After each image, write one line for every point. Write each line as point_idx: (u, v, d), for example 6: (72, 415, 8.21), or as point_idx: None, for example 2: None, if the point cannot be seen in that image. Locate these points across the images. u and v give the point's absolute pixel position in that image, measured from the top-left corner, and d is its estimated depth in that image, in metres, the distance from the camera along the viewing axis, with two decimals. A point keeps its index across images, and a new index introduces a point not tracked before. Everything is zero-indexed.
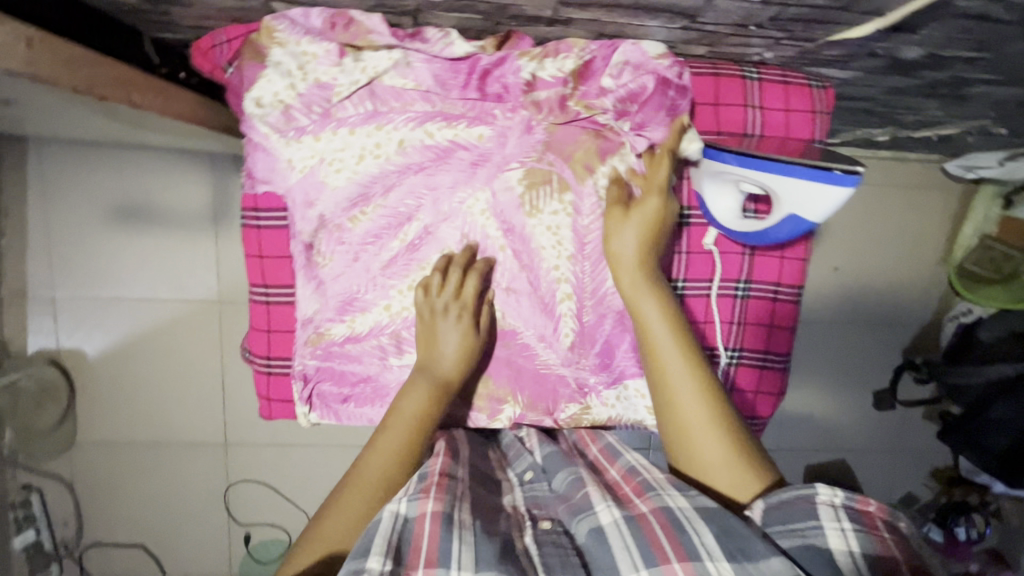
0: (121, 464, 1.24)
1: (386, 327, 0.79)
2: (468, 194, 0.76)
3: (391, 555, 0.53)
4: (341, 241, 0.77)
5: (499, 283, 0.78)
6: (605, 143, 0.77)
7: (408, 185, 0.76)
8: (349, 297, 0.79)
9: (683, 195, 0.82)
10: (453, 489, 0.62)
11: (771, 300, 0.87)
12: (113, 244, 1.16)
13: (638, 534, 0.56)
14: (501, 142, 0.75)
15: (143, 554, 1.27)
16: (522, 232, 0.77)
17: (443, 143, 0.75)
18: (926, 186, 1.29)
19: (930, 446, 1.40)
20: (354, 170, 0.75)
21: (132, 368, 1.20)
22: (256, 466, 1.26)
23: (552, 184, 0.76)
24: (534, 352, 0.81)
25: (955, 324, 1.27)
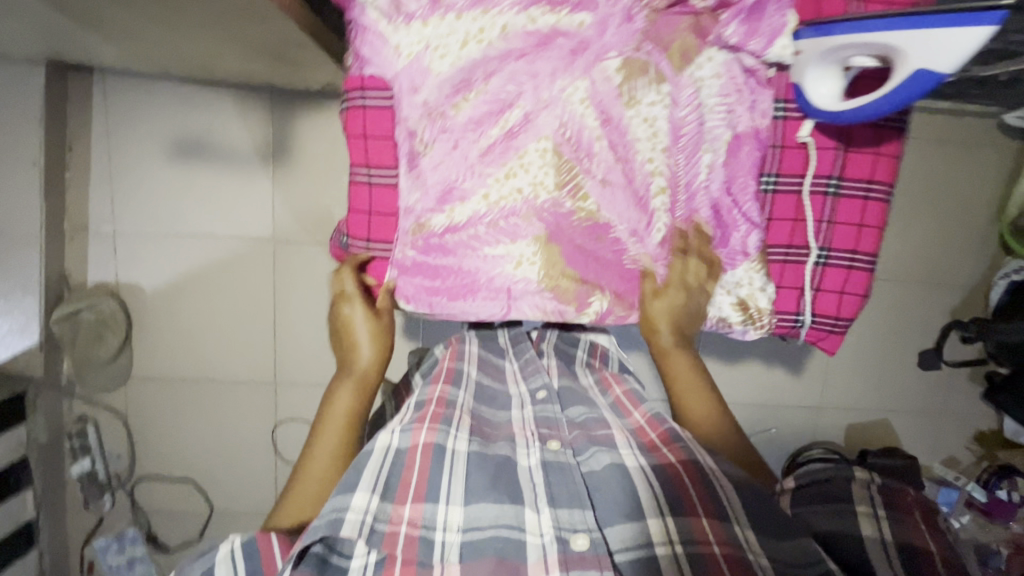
0: (171, 399, 1.25)
1: (484, 218, 0.74)
2: (567, 83, 0.71)
3: (380, 490, 0.63)
4: (443, 130, 0.72)
5: (592, 173, 0.74)
6: (700, 32, 0.74)
7: (509, 71, 0.70)
8: (449, 187, 0.73)
9: (778, 87, 0.79)
10: (446, 420, 0.72)
11: (862, 199, 0.83)
12: (174, 178, 1.18)
13: (663, 481, 0.66)
14: (602, 30, 0.70)
15: (192, 489, 1.29)
16: (620, 123, 0.73)
17: (545, 30, 0.69)
18: (984, 141, 1.26)
19: (975, 410, 1.39)
20: (458, 56, 0.69)
21: (187, 303, 1.22)
22: (304, 405, 1.28)
23: (649, 76, 0.72)
24: (625, 248, 0.78)
25: (1006, 281, 1.25)
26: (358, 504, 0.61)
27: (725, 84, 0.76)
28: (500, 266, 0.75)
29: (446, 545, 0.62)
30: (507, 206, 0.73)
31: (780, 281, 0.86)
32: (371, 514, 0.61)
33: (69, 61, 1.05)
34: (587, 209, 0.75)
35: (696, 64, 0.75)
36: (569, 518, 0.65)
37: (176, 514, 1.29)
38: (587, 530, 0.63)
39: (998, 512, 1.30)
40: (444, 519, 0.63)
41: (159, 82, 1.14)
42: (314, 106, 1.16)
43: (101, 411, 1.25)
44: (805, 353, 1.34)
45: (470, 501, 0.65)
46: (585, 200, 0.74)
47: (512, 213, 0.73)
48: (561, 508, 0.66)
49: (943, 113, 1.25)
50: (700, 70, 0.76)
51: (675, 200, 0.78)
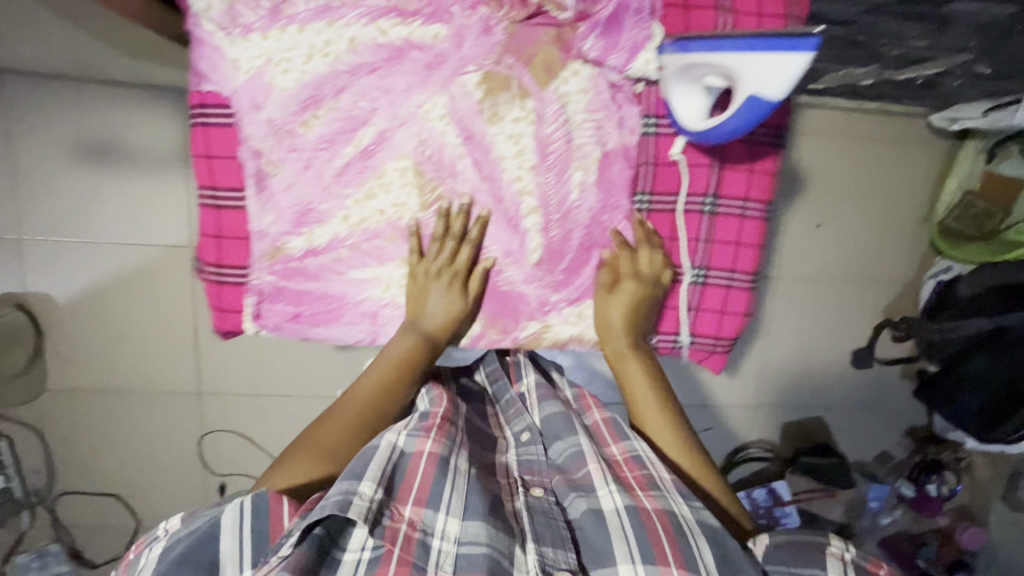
0: (90, 412, 1.21)
1: (344, 240, 0.85)
2: (424, 99, 0.81)
3: (382, 483, 0.65)
4: (293, 148, 0.81)
5: (458, 190, 0.86)
6: (564, 42, 0.82)
7: (360, 86, 0.80)
8: (304, 209, 0.84)
9: (648, 104, 0.86)
10: (452, 436, 0.75)
11: (738, 217, 0.92)
12: (81, 183, 1.12)
13: (636, 525, 0.67)
14: (457, 43, 0.80)
15: (116, 503, 1.25)
16: (482, 139, 0.84)
17: (397, 42, 0.79)
18: (914, 141, 1.26)
19: (908, 407, 1.40)
20: (303, 70, 0.79)
21: (100, 313, 1.17)
22: (230, 416, 1.24)
23: (512, 90, 0.82)
24: (501, 267, 0.89)
25: (934, 281, 1.27)
26: (366, 491, 0.63)
27: (590, 100, 0.85)
28: (377, 283, 0.88)
29: (441, 554, 0.64)
30: (370, 227, 0.85)
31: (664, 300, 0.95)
32: (377, 504, 0.63)
33: None
34: (459, 215, 0.86)
35: (561, 79, 0.83)
36: (553, 556, 0.66)
37: (101, 530, 1.26)
38: (568, 568, 0.65)
39: (925, 506, 1.35)
40: (442, 528, 0.66)
41: (53, 80, 1.07)
42: None
43: (14, 427, 1.19)
44: (741, 354, 1.33)
45: (470, 517, 0.66)
46: (449, 207, 0.85)
47: (373, 235, 0.86)
48: (546, 545, 0.67)
49: (875, 113, 1.24)
50: (563, 83, 0.83)
51: (547, 220, 0.88)
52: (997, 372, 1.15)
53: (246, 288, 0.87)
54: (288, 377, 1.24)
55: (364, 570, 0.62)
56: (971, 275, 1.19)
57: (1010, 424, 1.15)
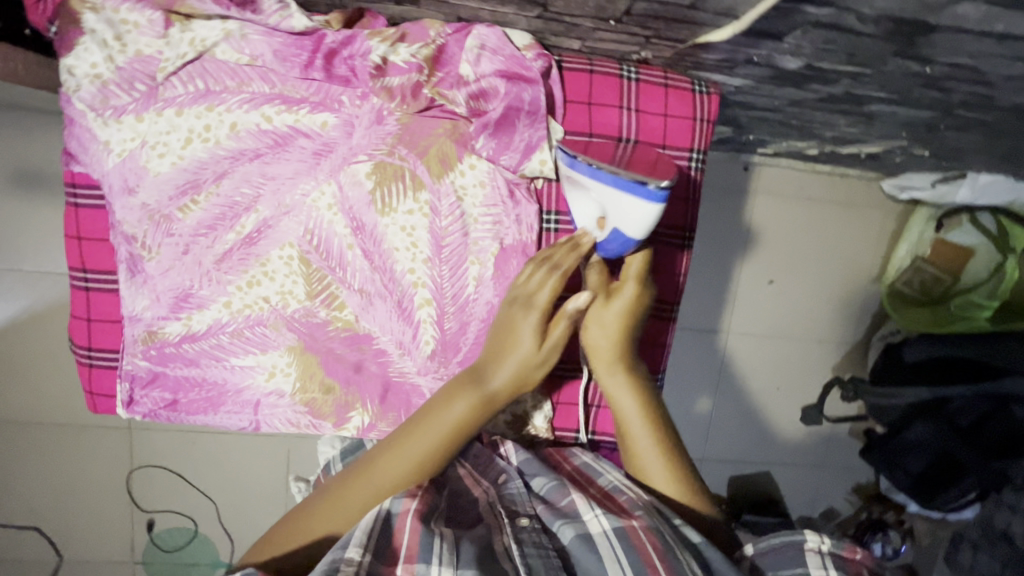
0: (12, 444, 1.17)
1: (226, 326, 0.74)
2: (311, 187, 0.71)
3: (368, 547, 0.57)
4: (170, 233, 0.71)
5: (349, 284, 0.73)
6: (460, 136, 0.72)
7: (242, 173, 0.70)
8: (184, 293, 0.73)
9: (548, 198, 0.75)
10: (434, 501, 0.66)
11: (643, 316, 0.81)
12: (13, 212, 1.08)
13: (626, 543, 0.60)
14: (348, 132, 0.70)
15: (38, 538, 1.21)
16: (372, 231, 0.72)
17: (282, 129, 0.69)
18: (866, 204, 1.27)
19: (855, 463, 1.40)
20: (179, 155, 0.69)
21: (27, 345, 1.14)
22: (160, 452, 1.21)
23: (404, 182, 0.71)
24: (390, 359, 0.76)
25: (881, 344, 1.27)
26: (353, 557, 0.56)
27: (489, 194, 0.72)
28: (250, 376, 0.76)
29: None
30: (253, 314, 0.74)
31: (561, 397, 0.85)
32: (364, 569, 0.55)
33: None
34: (344, 318, 0.74)
35: (456, 171, 0.72)
36: None
37: (22, 564, 1.22)
38: None
39: None
40: None
41: None
42: None
43: None
44: (687, 406, 1.32)
45: (462, 568, 0.57)
46: (342, 310, 0.74)
47: (257, 322, 0.74)
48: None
49: (825, 174, 1.24)
50: (462, 177, 0.72)
51: (443, 312, 0.74)
52: (938, 441, 1.15)
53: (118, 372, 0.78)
54: None
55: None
56: (919, 338, 1.19)
57: (945, 492, 1.17)
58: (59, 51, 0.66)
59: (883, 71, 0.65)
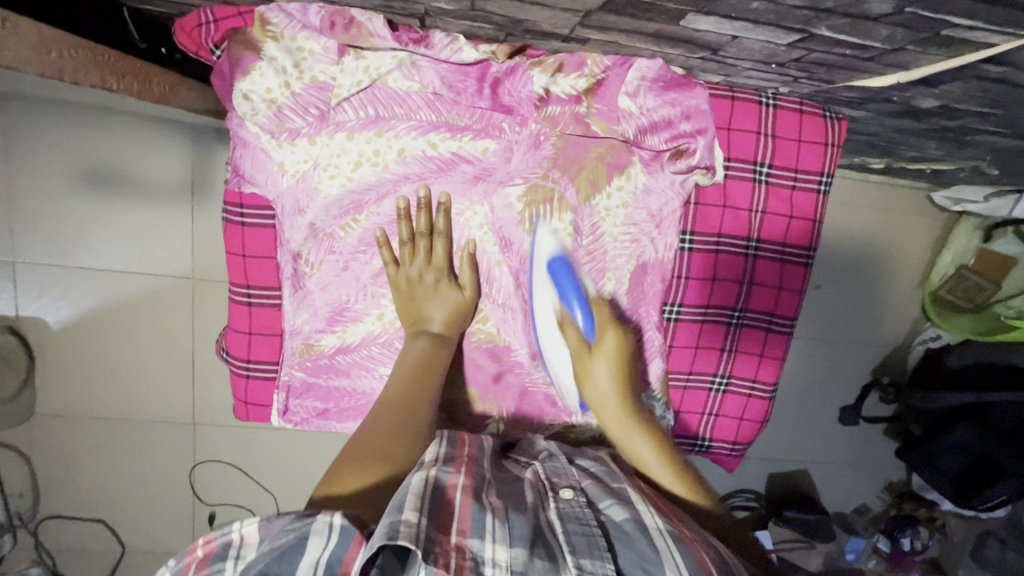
0: (78, 438, 1.19)
1: (377, 337, 0.79)
2: (466, 207, 0.76)
3: (425, 512, 0.51)
4: (331, 250, 0.76)
5: (492, 298, 0.79)
6: (615, 157, 0.76)
7: (403, 193, 0.74)
8: (339, 308, 0.77)
9: (687, 218, 0.80)
10: (480, 475, 0.61)
11: (764, 330, 0.85)
12: (85, 210, 1.09)
13: (684, 549, 0.53)
14: (506, 157, 0.74)
15: (104, 528, 1.24)
16: (519, 249, 0.76)
17: (446, 155, 0.73)
18: (913, 213, 1.31)
19: (890, 462, 1.45)
20: (348, 177, 0.72)
21: (97, 342, 1.14)
22: (225, 446, 1.23)
23: (552, 204, 0.75)
24: (526, 370, 0.82)
25: (923, 348, 1.32)
26: (409, 519, 0.49)
27: (630, 214, 0.77)
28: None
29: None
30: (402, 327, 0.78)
31: (682, 406, 0.85)
32: (423, 531, 0.49)
33: None
34: (486, 330, 0.80)
35: (605, 192, 0.76)
36: (592, 568, 0.50)
37: (86, 554, 1.24)
38: None
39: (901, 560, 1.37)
40: (492, 555, 0.50)
41: (63, 107, 1.05)
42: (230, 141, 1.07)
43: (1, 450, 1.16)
44: None
45: (514, 543, 0.51)
46: (485, 322, 0.80)
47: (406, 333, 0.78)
48: (584, 557, 0.51)
49: (877, 184, 1.29)
50: (609, 199, 0.76)
51: None
52: (980, 443, 1.21)
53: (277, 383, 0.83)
54: None
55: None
56: (964, 345, 1.22)
57: (979, 495, 1.23)
58: (234, 75, 0.68)
59: (1015, 113, 0.69)
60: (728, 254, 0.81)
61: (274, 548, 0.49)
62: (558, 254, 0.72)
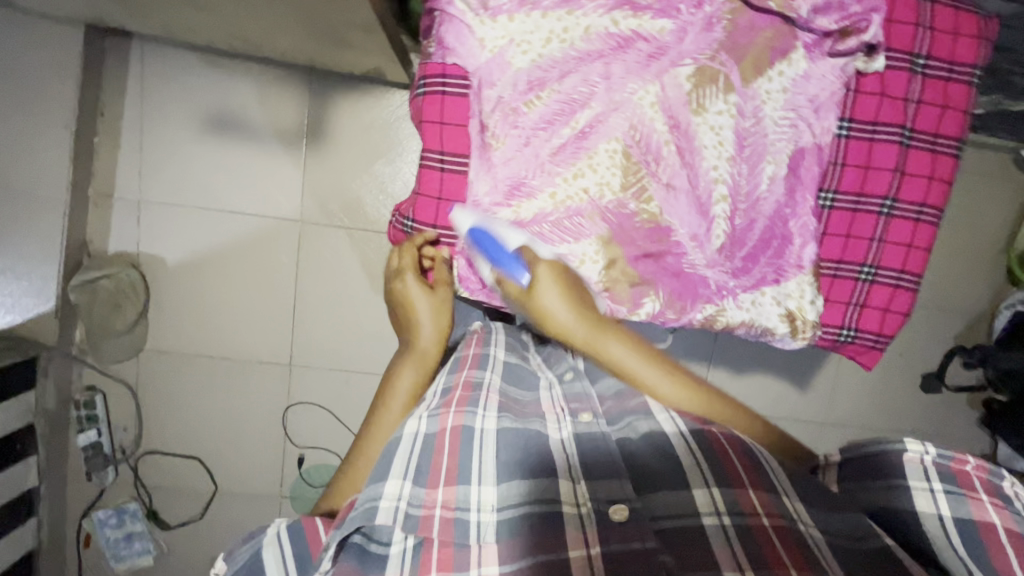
0: (180, 375, 1.24)
1: (548, 217, 0.60)
2: (638, 86, 0.59)
3: (411, 475, 0.55)
4: (515, 126, 0.60)
5: (657, 176, 0.61)
6: (780, 42, 0.60)
7: (585, 72, 0.58)
8: (516, 183, 0.60)
9: (847, 102, 0.64)
10: (475, 399, 0.62)
11: (913, 221, 0.66)
12: (205, 152, 1.16)
13: (706, 453, 0.59)
14: (680, 37, 0.59)
15: (197, 467, 1.28)
16: (688, 130, 0.60)
17: (625, 33, 0.58)
18: (999, 176, 1.31)
19: (974, 434, 1.42)
20: (539, 53, 0.58)
21: (206, 280, 1.21)
22: (317, 389, 1.27)
23: (718, 85, 0.59)
24: (679, 253, 0.63)
25: (1011, 311, 1.30)
26: (393, 489, 0.54)
27: (789, 100, 0.61)
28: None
29: (480, 527, 0.54)
30: (570, 208, 0.60)
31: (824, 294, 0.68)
32: (404, 501, 0.53)
33: (108, 24, 1.04)
34: (650, 212, 0.61)
35: (765, 78, 0.60)
36: (607, 484, 0.55)
37: (179, 492, 1.29)
38: (626, 498, 0.54)
39: None
40: (478, 499, 0.55)
41: (192, 55, 1.14)
42: (349, 92, 1.16)
43: (110, 382, 1.23)
44: (812, 369, 1.38)
45: (501, 483, 0.56)
46: (649, 202, 0.61)
47: (577, 214, 0.60)
48: (600, 477, 0.56)
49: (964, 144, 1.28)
50: (769, 84, 0.61)
51: (735, 208, 0.62)
52: None
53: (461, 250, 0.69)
54: (377, 354, 1.26)
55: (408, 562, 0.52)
56: None
57: None
58: None
59: None
60: (885, 144, 0.64)
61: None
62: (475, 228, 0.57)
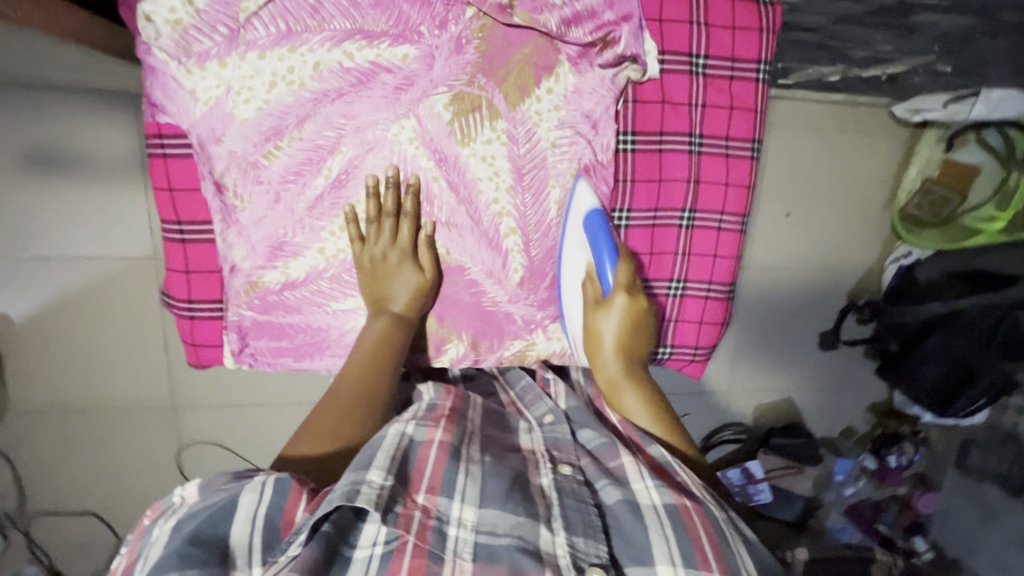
0: (53, 433, 1.17)
1: (323, 272, 0.82)
2: (392, 122, 0.77)
3: (391, 471, 0.57)
4: (259, 180, 0.77)
5: (436, 217, 0.81)
6: (543, 57, 0.78)
7: (323, 114, 0.75)
8: (278, 242, 0.80)
9: (626, 119, 0.85)
10: (462, 428, 0.69)
11: (715, 229, 0.90)
12: (30, 195, 1.06)
13: (676, 521, 0.59)
14: (428, 64, 0.76)
15: (94, 522, 1.23)
16: (455, 162, 0.79)
17: (365, 66, 0.74)
18: (879, 129, 1.29)
19: (872, 383, 1.48)
20: (265, 99, 0.74)
21: (60, 332, 1.12)
22: (207, 427, 1.22)
23: (481, 112, 0.78)
24: (482, 289, 0.85)
25: (896, 266, 1.32)
26: (375, 479, 0.56)
27: (563, 116, 0.80)
28: (350, 319, 0.85)
29: (458, 541, 0.55)
30: (345, 260, 0.82)
31: None
32: (387, 492, 0.55)
33: None
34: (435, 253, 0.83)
35: (534, 98, 0.79)
36: (584, 548, 0.56)
37: (81, 548, 1.25)
38: (601, 563, 0.55)
39: (888, 476, 1.42)
40: (458, 515, 0.57)
41: None
42: None
43: None
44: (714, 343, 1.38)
45: (486, 505, 0.58)
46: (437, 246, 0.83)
47: (350, 264, 0.82)
48: (578, 534, 0.57)
49: (839, 103, 1.26)
50: (539, 103, 0.79)
51: (527, 239, 0.83)
52: (951, 349, 1.21)
53: (222, 321, 0.86)
54: (263, 385, 1.21)
55: (376, 568, 0.53)
56: (931, 258, 1.26)
57: (962, 397, 1.24)
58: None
59: None
60: (674, 153, 0.87)
61: (208, 507, 0.57)
62: (597, 215, 0.79)
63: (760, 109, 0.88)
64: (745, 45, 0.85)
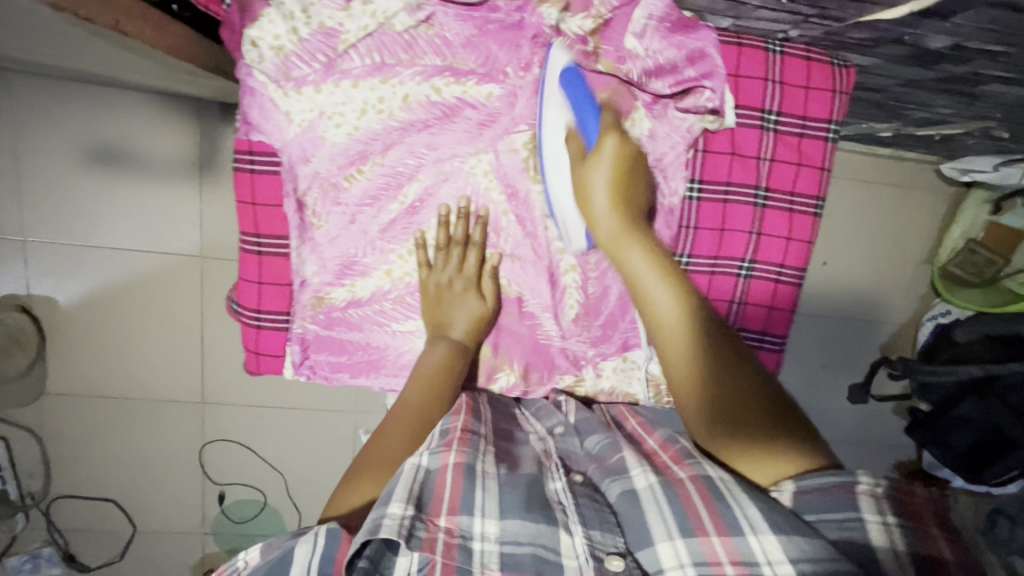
0: (86, 418, 1.19)
1: (387, 293, 0.85)
2: (470, 155, 0.80)
3: (413, 502, 0.54)
4: (337, 202, 0.81)
5: (501, 247, 0.84)
6: (623, 102, 0.79)
7: (408, 143, 0.79)
8: (348, 261, 0.83)
9: (694, 167, 0.86)
10: (475, 443, 0.63)
11: (773, 281, 0.90)
12: (94, 186, 1.10)
13: (672, 499, 0.54)
14: (511, 101, 0.78)
15: (114, 508, 1.25)
16: (525, 197, 0.82)
17: (450, 100, 0.77)
18: (920, 187, 1.31)
19: (899, 439, 1.45)
20: (354, 125, 0.77)
21: (106, 319, 1.15)
22: (233, 425, 1.23)
23: None
24: (540, 322, 0.86)
25: (933, 323, 1.30)
26: (396, 511, 0.52)
27: None
28: (408, 341, 0.86)
29: (483, 554, 0.53)
30: (411, 283, 0.84)
31: None
32: (408, 522, 0.52)
33: None
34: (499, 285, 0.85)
35: None
36: (601, 539, 0.54)
37: (96, 534, 1.26)
38: (620, 552, 0.54)
39: None
40: (481, 530, 0.54)
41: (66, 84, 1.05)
42: None
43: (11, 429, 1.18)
44: None
45: (507, 516, 0.55)
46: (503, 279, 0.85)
47: (414, 287, 0.85)
48: (595, 528, 0.55)
49: (882, 158, 1.28)
50: None
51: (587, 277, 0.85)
52: (986, 417, 1.18)
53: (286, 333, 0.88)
54: (293, 388, 1.22)
55: None
56: (972, 319, 1.21)
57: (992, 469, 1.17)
58: (243, 22, 0.71)
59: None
60: (737, 205, 0.87)
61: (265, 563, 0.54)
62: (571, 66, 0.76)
63: (828, 166, 0.88)
64: (823, 106, 0.86)
